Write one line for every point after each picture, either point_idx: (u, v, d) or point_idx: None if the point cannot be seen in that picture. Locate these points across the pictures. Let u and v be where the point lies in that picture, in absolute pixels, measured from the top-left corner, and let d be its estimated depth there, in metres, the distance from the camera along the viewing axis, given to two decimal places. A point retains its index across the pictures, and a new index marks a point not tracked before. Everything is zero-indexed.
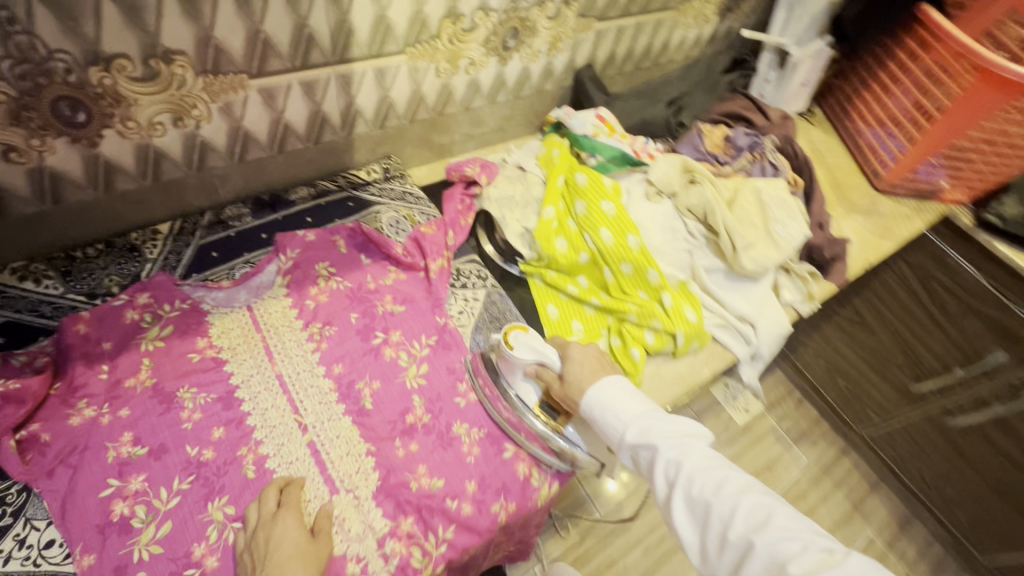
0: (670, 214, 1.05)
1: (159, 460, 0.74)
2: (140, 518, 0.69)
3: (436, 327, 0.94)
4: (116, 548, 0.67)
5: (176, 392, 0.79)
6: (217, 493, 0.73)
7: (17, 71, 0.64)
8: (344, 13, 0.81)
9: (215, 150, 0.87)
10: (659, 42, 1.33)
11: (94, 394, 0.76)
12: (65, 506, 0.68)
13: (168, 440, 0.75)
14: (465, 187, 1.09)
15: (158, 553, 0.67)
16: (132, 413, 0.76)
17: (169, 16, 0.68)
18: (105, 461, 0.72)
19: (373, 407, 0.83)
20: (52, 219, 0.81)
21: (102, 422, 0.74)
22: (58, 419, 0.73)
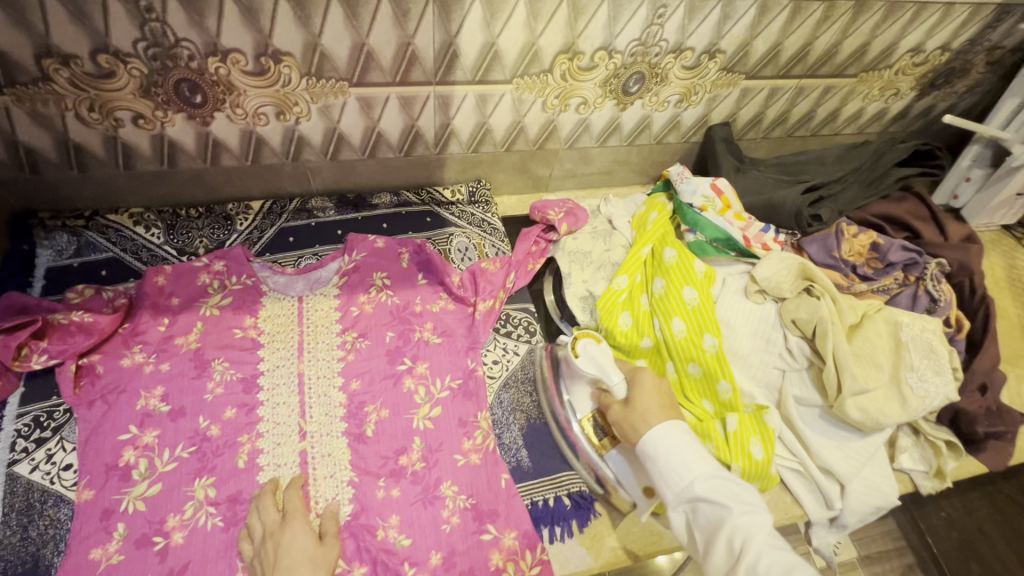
0: (769, 321, 0.87)
1: (174, 421, 0.79)
2: (139, 471, 0.74)
3: (465, 370, 0.88)
4: (112, 491, 0.72)
5: (211, 362, 0.84)
6: (208, 471, 0.75)
7: (149, 51, 0.71)
8: (452, 36, 0.79)
9: (311, 145, 0.91)
10: (824, 111, 1.12)
11: (148, 342, 0.84)
12: (90, 437, 0.75)
13: (188, 405, 0.80)
14: (543, 230, 1.02)
15: (140, 510, 0.71)
16: (170, 370, 0.82)
17: (282, 21, 0.71)
18: (133, 407, 0.78)
19: (372, 437, 0.81)
20: (168, 178, 0.91)
21: (144, 370, 0.82)
22: (114, 357, 0.82)
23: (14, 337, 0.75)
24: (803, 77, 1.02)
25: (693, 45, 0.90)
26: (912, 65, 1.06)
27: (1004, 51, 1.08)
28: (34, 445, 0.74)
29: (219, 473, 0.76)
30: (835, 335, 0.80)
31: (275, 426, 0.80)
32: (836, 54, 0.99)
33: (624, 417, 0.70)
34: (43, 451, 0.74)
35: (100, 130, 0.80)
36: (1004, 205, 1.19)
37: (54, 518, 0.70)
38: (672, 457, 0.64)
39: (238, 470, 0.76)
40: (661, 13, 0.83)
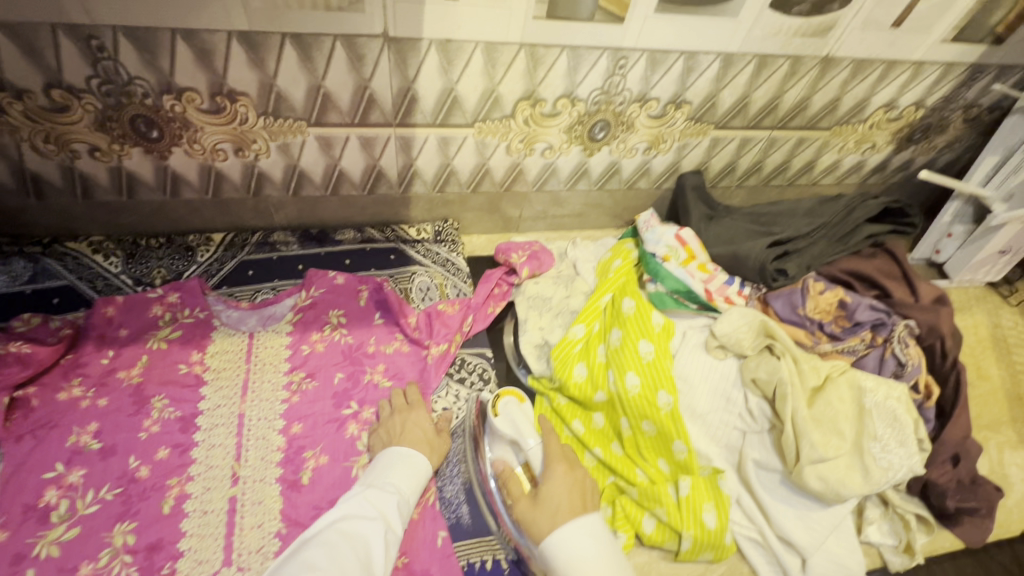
0: (730, 378, 0.83)
1: (103, 460, 0.76)
2: (59, 513, 0.71)
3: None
4: (27, 535, 0.69)
5: (150, 398, 0.82)
6: (130, 516, 0.72)
7: (102, 88, 0.72)
8: (409, 80, 0.79)
9: (272, 181, 0.91)
10: (798, 162, 1.10)
11: (89, 376, 0.82)
12: (13, 475, 0.73)
13: (120, 443, 0.77)
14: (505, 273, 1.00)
15: (53, 556, 0.68)
16: (107, 405, 0.80)
17: (235, 62, 0.72)
18: (63, 444, 0.76)
19: (307, 486, 0.78)
20: (127, 209, 0.91)
21: (80, 405, 0.79)
22: (51, 390, 0.80)
23: None
24: (774, 129, 1.01)
25: (658, 95, 0.90)
26: (886, 120, 1.05)
27: (981, 109, 1.07)
28: None
29: (141, 517, 0.72)
30: (796, 399, 0.76)
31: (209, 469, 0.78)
32: (807, 107, 0.98)
33: (530, 513, 0.68)
34: None
35: (57, 161, 0.81)
36: (987, 262, 1.16)
37: None
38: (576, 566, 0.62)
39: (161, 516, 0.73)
40: (622, 64, 0.83)
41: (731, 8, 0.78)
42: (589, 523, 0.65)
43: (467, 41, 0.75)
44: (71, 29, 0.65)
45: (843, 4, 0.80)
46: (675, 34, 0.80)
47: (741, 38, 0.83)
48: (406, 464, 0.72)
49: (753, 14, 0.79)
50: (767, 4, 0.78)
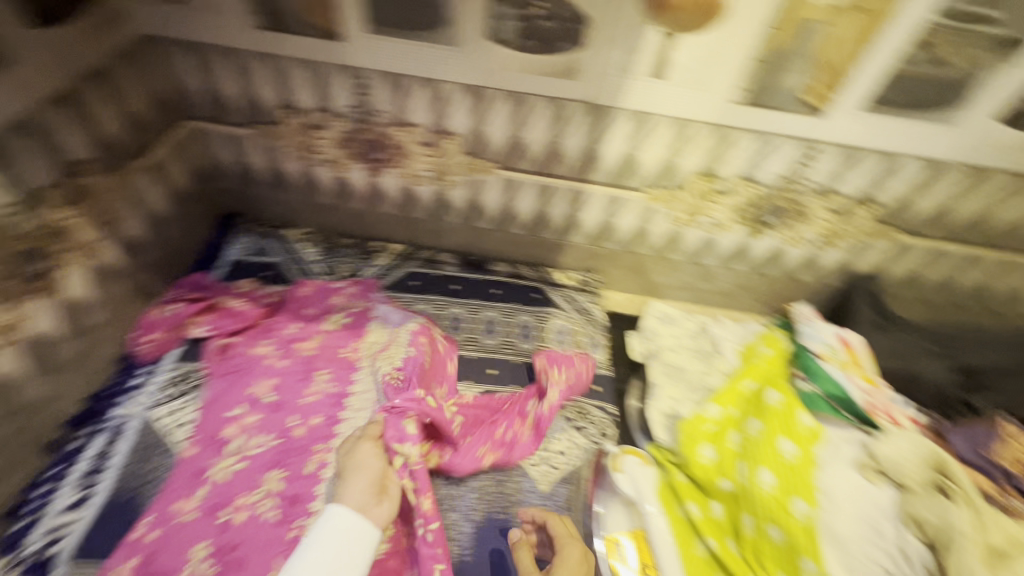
0: (882, 506, 0.70)
1: (275, 412, 0.89)
2: (234, 446, 0.85)
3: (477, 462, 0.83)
4: (208, 457, 0.83)
5: (317, 371, 0.95)
6: (282, 466, 0.83)
7: (354, 115, 0.89)
8: (597, 142, 0.86)
9: (453, 209, 1.03)
10: (1002, 287, 0.97)
11: (278, 339, 0.98)
12: (211, 404, 0.89)
13: (289, 401, 0.91)
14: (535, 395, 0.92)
15: (222, 481, 0.81)
16: (286, 366, 0.95)
17: (458, 108, 0.85)
18: (249, 389, 0.91)
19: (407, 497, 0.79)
20: (337, 212, 1.09)
21: (267, 361, 0.95)
22: (251, 343, 0.97)
23: (189, 309, 0.96)
24: (976, 246, 0.91)
25: (844, 190, 0.87)
26: None
27: None
28: (171, 397, 0.89)
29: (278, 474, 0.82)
30: (974, 556, 0.61)
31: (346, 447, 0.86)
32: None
33: None
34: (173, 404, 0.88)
35: (302, 165, 1.00)
36: None
37: (160, 463, 0.82)
38: None
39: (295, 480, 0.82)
40: (812, 155, 0.82)
41: (950, 116, 0.74)
42: None
43: (662, 116, 0.81)
44: (348, 69, 0.82)
45: None
46: (878, 133, 0.78)
47: (955, 147, 0.78)
48: (336, 531, 0.61)
49: (975, 124, 0.74)
50: (995, 116, 0.73)
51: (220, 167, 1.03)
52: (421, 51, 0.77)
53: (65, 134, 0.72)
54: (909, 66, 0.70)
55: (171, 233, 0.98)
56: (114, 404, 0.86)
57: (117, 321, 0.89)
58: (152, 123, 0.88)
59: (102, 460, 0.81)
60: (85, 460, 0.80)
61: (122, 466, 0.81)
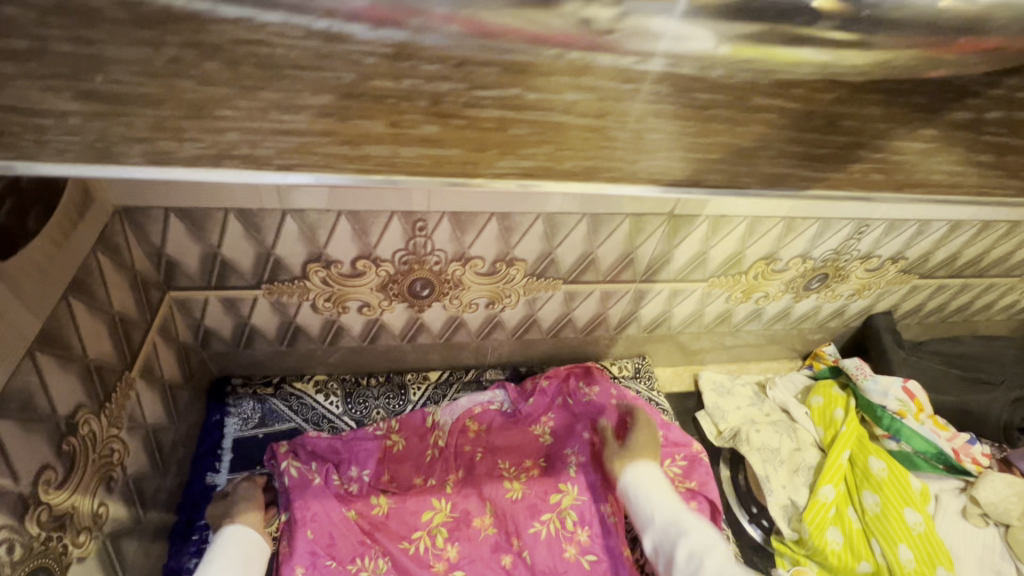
0: (996, 549, 0.81)
1: (514, 422, 0.95)
2: (499, 404, 0.97)
3: (372, 521, 0.81)
4: (509, 429, 0.94)
5: (400, 558, 0.78)
6: (529, 418, 0.96)
7: (402, 257, 0.75)
8: (672, 247, 0.82)
9: (503, 327, 0.92)
10: (982, 303, 1.13)
11: (530, 453, 0.93)
12: (511, 424, 0.95)
13: (514, 441, 0.93)
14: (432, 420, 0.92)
15: (507, 429, 0.94)
16: (524, 445, 0.94)
17: (530, 236, 0.75)
18: (501, 423, 0.95)
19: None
20: (362, 352, 0.92)
21: (541, 441, 0.94)
22: (529, 446, 0.94)
23: (558, 454, 0.93)
24: (971, 276, 1.04)
25: (881, 253, 0.93)
26: None
27: None
28: None
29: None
30: None
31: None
32: (1008, 260, 1.01)
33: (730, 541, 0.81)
34: None
35: (325, 315, 0.82)
36: None
37: None
38: (650, 495, 0.78)
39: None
40: (864, 230, 0.86)
41: None
42: (648, 476, 0.80)
43: (738, 215, 0.79)
44: (406, 215, 0.69)
45: None
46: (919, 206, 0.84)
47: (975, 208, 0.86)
48: (245, 543, 0.71)
49: None
50: None
51: (211, 334, 0.81)
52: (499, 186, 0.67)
53: (51, 385, 0.50)
54: None
55: (169, 443, 0.74)
56: None
57: None
58: (135, 319, 0.65)
59: None
60: None
61: None
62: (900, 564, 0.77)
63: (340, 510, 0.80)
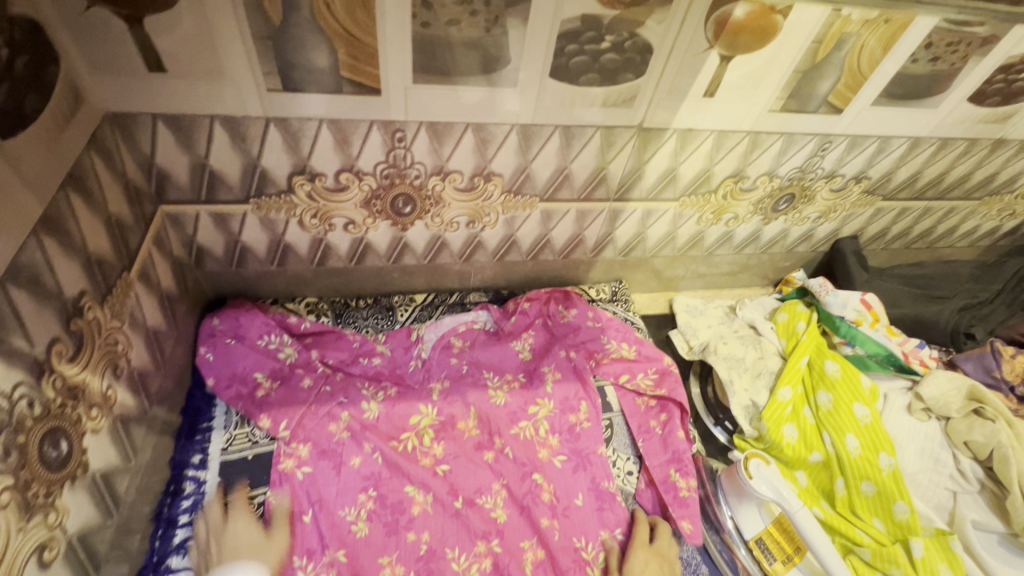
0: (936, 440, 0.88)
1: (497, 339, 1.01)
2: (481, 323, 1.02)
3: (361, 423, 0.87)
4: (490, 345, 1.00)
5: (388, 453, 0.84)
6: (512, 335, 1.01)
7: (384, 171, 0.78)
8: (642, 163, 0.86)
9: (484, 249, 0.97)
10: (943, 228, 1.18)
11: (513, 366, 0.99)
12: (493, 341, 1.00)
13: (497, 355, 0.99)
14: (413, 337, 0.98)
15: (488, 345, 1.00)
16: (505, 358, 0.99)
17: (506, 150, 0.79)
18: (484, 339, 1.01)
19: (557, 508, 0.83)
20: (350, 273, 0.96)
21: (523, 356, 1.00)
22: (510, 359, 0.99)
23: (536, 368, 0.98)
24: (933, 199, 1.09)
25: (845, 172, 0.97)
26: None
27: None
28: None
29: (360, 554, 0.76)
30: (1018, 461, 0.81)
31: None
32: (967, 181, 1.06)
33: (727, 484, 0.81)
34: None
35: (312, 233, 0.86)
36: None
37: None
38: None
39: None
40: (826, 147, 0.90)
41: (935, 100, 0.85)
42: None
43: (706, 130, 0.82)
44: (385, 124, 0.72)
45: None
46: (880, 121, 0.87)
47: (935, 124, 0.90)
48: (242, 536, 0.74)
49: (951, 105, 0.87)
50: (966, 97, 0.86)
51: (204, 251, 0.85)
52: (473, 96, 0.70)
53: (56, 267, 0.54)
54: (913, 65, 0.78)
55: (170, 349, 0.79)
56: (167, 570, 0.70)
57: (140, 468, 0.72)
58: (130, 225, 0.69)
59: None
60: None
61: None
62: (846, 452, 0.85)
63: (330, 410, 0.86)
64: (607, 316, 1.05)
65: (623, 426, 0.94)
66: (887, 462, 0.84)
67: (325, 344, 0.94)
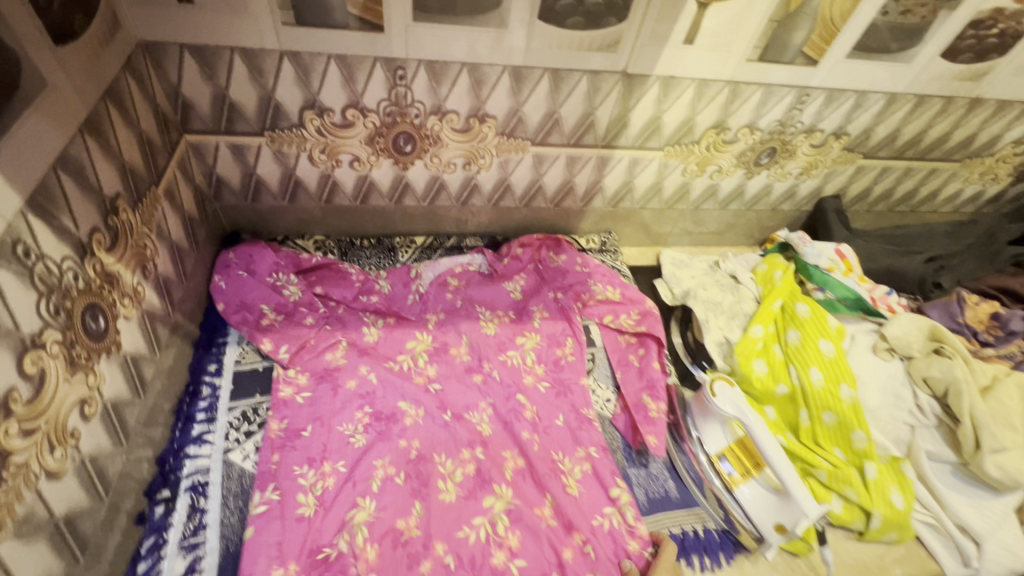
0: (898, 378, 0.94)
1: (490, 280, 1.08)
2: (475, 265, 1.09)
3: (363, 345, 0.95)
4: (483, 284, 1.06)
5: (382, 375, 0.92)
6: (505, 277, 1.08)
7: (386, 108, 0.85)
8: (628, 110, 0.92)
9: (480, 192, 1.04)
10: (926, 190, 1.23)
11: (503, 305, 1.05)
12: (486, 280, 1.07)
13: (491, 295, 1.05)
14: (411, 274, 1.05)
15: (480, 284, 1.06)
16: (494, 297, 1.05)
17: (499, 90, 0.85)
18: (478, 278, 1.07)
19: (537, 425, 0.90)
20: (355, 212, 1.04)
21: (513, 295, 1.06)
22: (502, 296, 1.06)
23: (526, 304, 1.05)
24: (913, 159, 1.13)
25: (825, 127, 1.02)
26: (1012, 155, 1.16)
27: None
28: (243, 436, 0.82)
29: (358, 460, 0.81)
30: (970, 395, 0.86)
31: (496, 504, 0.80)
32: (946, 142, 1.10)
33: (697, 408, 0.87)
34: (251, 444, 0.82)
35: (321, 168, 0.94)
36: None
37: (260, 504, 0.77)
38: None
39: (407, 492, 0.79)
40: (804, 100, 0.95)
41: (908, 55, 0.90)
42: None
43: (687, 77, 0.88)
44: (387, 61, 0.79)
45: (1001, 54, 0.92)
46: (856, 75, 0.92)
47: (910, 80, 0.95)
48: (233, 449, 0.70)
49: (924, 60, 0.91)
50: (939, 52, 0.90)
51: (222, 183, 0.93)
52: (467, 34, 0.77)
53: (98, 165, 0.62)
54: (884, 17, 0.83)
55: (190, 266, 0.87)
56: (184, 456, 0.79)
57: (162, 366, 0.80)
58: (158, 145, 0.77)
59: (197, 516, 0.74)
60: (177, 525, 0.73)
61: (220, 518, 0.75)
62: (810, 384, 0.91)
63: (332, 340, 0.93)
64: (595, 261, 1.12)
65: (604, 359, 1.02)
66: (848, 393, 0.89)
67: (328, 283, 1.01)
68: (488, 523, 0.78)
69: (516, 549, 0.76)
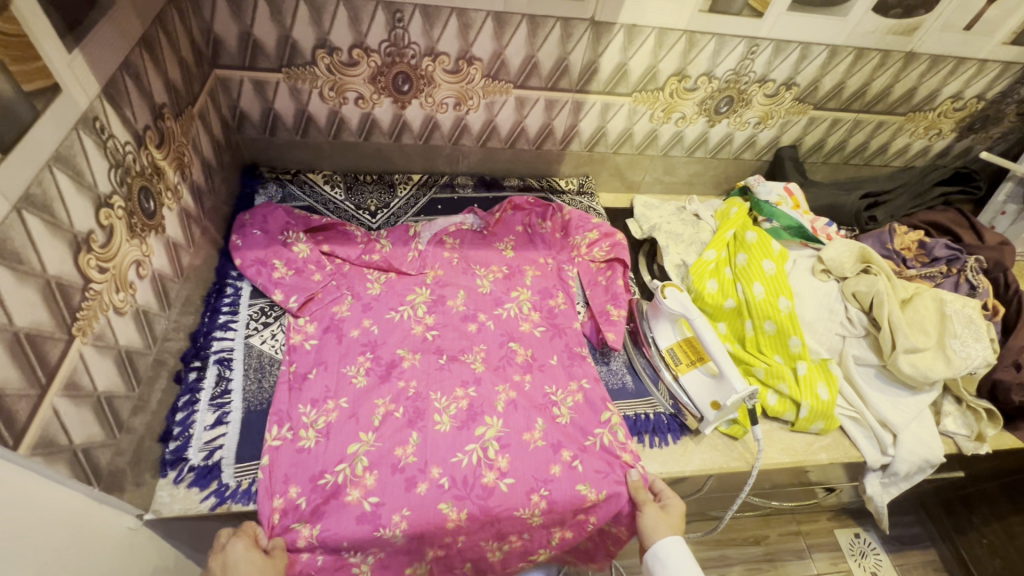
0: (832, 295, 1.07)
1: (482, 238, 1.17)
2: (469, 224, 1.17)
3: (365, 294, 1.03)
4: (476, 240, 1.16)
5: (382, 312, 1.01)
6: (497, 239, 1.17)
7: (387, 48, 0.99)
8: (597, 55, 1.05)
9: (470, 132, 1.18)
10: (876, 143, 1.35)
11: (494, 261, 1.14)
12: (477, 239, 1.16)
13: (481, 251, 1.15)
14: (410, 233, 1.13)
15: (473, 238, 1.16)
16: (489, 249, 1.16)
17: (484, 34, 0.99)
18: (470, 236, 1.16)
19: (531, 366, 0.98)
20: (359, 148, 1.18)
21: (505, 252, 1.16)
22: (494, 253, 1.15)
23: (518, 260, 1.15)
24: (861, 112, 1.26)
25: (775, 77, 1.15)
26: (952, 110, 1.28)
27: None
28: (261, 325, 0.97)
29: (360, 400, 0.89)
30: (890, 304, 0.99)
31: (486, 432, 0.87)
32: (888, 95, 1.23)
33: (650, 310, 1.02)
34: (269, 332, 0.97)
35: (330, 105, 1.08)
36: None
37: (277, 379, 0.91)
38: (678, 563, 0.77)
39: (404, 424, 0.87)
40: (754, 50, 1.08)
41: (843, 9, 1.03)
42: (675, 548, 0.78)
43: (648, 25, 1.01)
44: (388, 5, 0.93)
45: (928, 10, 1.05)
46: (798, 28, 1.05)
47: (847, 33, 1.08)
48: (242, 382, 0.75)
49: (858, 15, 1.04)
50: (870, 8, 1.03)
51: (244, 116, 1.08)
52: None
53: (150, 77, 0.76)
54: None
55: (217, 183, 1.02)
56: (211, 337, 0.93)
57: (194, 261, 0.94)
58: (194, 73, 0.91)
59: (223, 383, 0.89)
60: (208, 387, 0.87)
61: (243, 385, 0.89)
62: (753, 296, 1.03)
63: (339, 299, 1.02)
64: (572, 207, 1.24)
65: (578, 282, 1.15)
66: (785, 303, 1.02)
67: (334, 241, 1.10)
68: (479, 448, 0.85)
69: (505, 470, 0.84)
